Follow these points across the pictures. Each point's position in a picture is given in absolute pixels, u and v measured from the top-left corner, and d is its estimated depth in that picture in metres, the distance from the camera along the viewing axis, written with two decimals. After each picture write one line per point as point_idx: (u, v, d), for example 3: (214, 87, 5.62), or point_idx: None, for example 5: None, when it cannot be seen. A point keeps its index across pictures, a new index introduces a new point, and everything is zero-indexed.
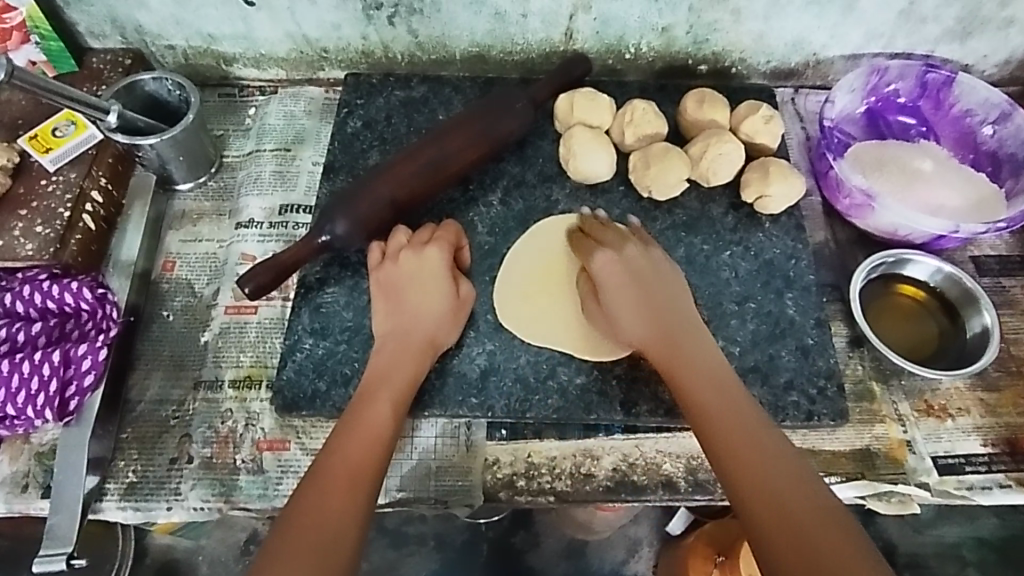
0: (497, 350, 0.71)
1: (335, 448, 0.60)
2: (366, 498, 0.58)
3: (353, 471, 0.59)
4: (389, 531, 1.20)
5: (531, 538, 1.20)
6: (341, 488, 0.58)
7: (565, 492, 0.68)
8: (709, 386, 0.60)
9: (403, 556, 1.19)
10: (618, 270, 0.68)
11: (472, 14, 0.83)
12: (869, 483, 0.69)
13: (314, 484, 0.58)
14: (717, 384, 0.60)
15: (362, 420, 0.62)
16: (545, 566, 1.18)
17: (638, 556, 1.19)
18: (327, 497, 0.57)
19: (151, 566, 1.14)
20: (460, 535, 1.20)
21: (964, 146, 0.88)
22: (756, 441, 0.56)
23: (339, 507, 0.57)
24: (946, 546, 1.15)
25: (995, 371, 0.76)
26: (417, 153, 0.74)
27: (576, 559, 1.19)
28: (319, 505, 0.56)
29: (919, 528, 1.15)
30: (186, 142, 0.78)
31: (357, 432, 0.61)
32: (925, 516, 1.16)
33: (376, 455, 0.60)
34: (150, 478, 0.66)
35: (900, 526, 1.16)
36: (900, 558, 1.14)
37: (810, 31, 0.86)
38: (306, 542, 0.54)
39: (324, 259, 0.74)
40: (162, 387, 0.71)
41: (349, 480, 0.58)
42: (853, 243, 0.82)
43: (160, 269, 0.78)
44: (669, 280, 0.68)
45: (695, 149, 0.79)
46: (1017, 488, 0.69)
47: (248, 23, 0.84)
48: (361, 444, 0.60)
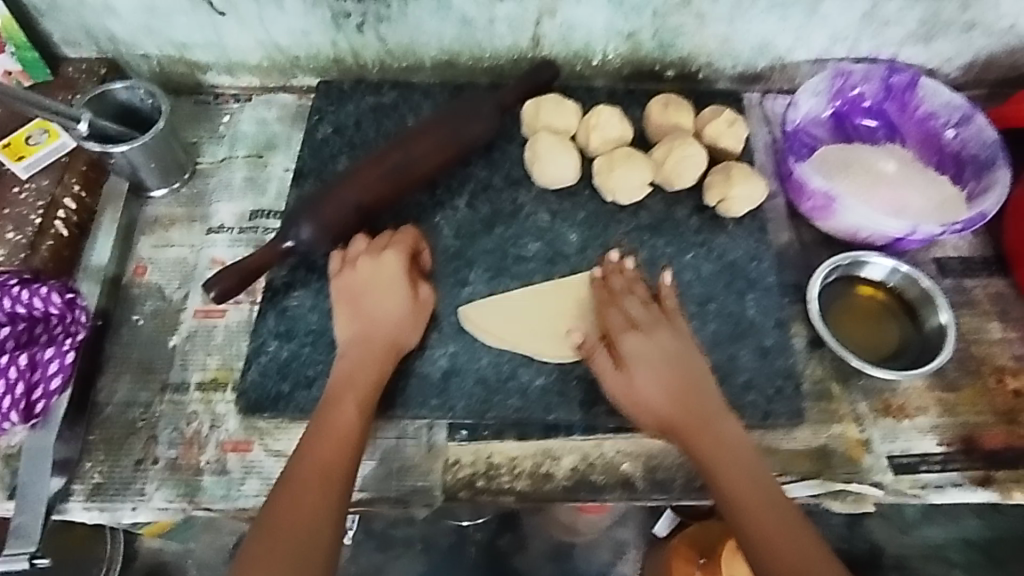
0: (460, 352, 0.72)
1: (305, 450, 0.62)
2: (339, 496, 0.60)
3: (320, 472, 0.61)
4: (376, 534, 1.21)
5: (517, 541, 1.21)
6: (313, 490, 0.60)
7: (526, 492, 0.69)
8: (754, 502, 0.60)
9: (390, 559, 1.20)
10: (660, 371, 0.65)
11: (439, 20, 0.84)
12: (824, 481, 0.69)
13: (290, 486, 0.60)
14: (763, 502, 0.60)
15: (327, 423, 0.63)
16: (531, 568, 1.19)
17: (624, 558, 1.20)
18: (299, 500, 0.59)
19: (140, 568, 1.16)
20: (447, 538, 1.21)
21: (929, 147, 0.89)
22: (760, 484, 0.61)
23: (314, 509, 0.59)
24: (932, 546, 1.15)
25: (954, 370, 0.77)
26: (382, 159, 0.75)
27: (563, 561, 1.20)
28: (293, 509, 0.59)
29: (905, 527, 1.17)
30: (157, 149, 0.79)
31: (325, 434, 0.63)
32: (910, 515, 1.17)
33: (344, 455, 0.62)
34: (115, 479, 0.67)
35: (885, 526, 1.17)
36: (888, 560, 1.15)
37: (774, 35, 0.87)
38: (283, 546, 0.57)
39: (291, 264, 0.76)
40: (130, 390, 0.72)
41: (321, 481, 0.60)
42: (817, 244, 0.83)
43: (132, 274, 0.79)
44: (697, 373, 0.66)
45: (658, 153, 0.81)
46: (971, 486, 0.70)
47: (219, 32, 0.85)
48: (329, 446, 0.62)
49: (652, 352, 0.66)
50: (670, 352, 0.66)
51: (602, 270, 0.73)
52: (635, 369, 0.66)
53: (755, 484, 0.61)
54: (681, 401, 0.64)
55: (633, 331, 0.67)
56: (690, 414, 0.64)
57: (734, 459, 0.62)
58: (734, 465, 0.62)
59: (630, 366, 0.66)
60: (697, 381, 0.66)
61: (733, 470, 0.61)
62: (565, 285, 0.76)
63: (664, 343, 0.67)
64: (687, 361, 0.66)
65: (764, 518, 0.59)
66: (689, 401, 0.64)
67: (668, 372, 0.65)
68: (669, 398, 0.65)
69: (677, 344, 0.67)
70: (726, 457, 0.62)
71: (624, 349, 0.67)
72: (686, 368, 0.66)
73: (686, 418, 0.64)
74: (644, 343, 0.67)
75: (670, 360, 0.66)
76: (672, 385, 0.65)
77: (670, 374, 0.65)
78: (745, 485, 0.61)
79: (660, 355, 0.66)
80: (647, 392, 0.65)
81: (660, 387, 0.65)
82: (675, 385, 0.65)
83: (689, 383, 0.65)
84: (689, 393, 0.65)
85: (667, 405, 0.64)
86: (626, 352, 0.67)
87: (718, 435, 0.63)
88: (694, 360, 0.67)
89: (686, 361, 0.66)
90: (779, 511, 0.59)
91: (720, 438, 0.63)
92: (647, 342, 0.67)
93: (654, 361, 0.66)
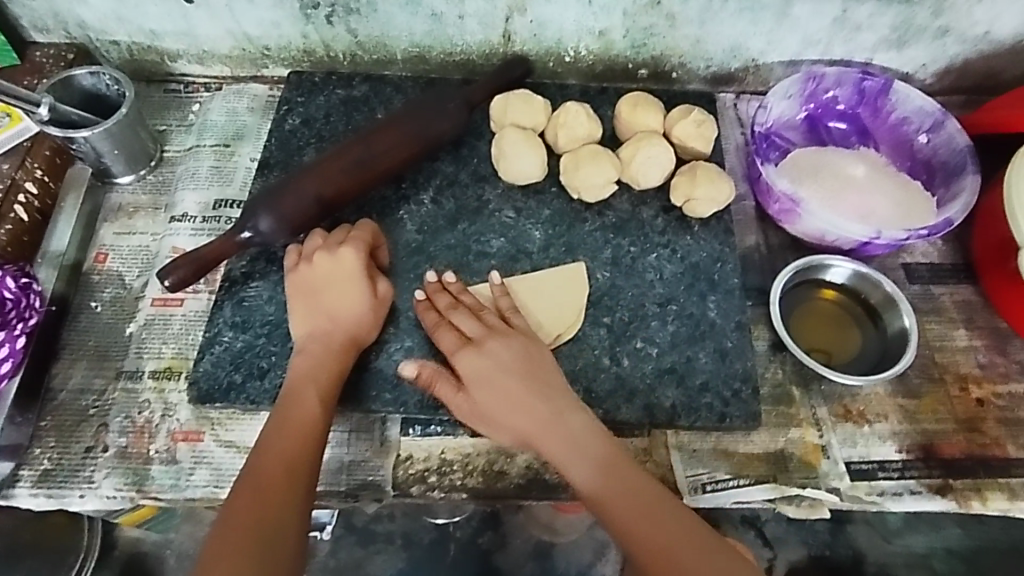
0: (415, 347, 0.71)
1: (266, 446, 0.61)
2: (303, 490, 0.60)
3: (284, 466, 0.60)
4: (357, 529, 1.19)
5: (499, 538, 1.18)
6: (278, 485, 0.59)
7: (478, 489, 0.69)
8: (623, 504, 0.59)
9: (370, 554, 1.17)
10: (501, 395, 0.64)
11: (408, 14, 0.83)
12: (779, 486, 0.69)
13: (252, 483, 0.59)
14: (633, 501, 0.59)
15: (288, 417, 0.63)
16: (511, 567, 1.16)
17: (605, 559, 1.17)
18: (262, 496, 0.58)
19: (118, 559, 1.12)
20: (428, 534, 1.18)
21: (901, 153, 0.89)
22: (630, 484, 0.60)
23: (277, 504, 0.58)
24: (916, 556, 1.11)
25: (917, 377, 0.76)
26: (345, 152, 0.74)
27: (543, 561, 1.16)
28: (258, 508, 0.57)
29: (888, 536, 1.12)
30: (122, 135, 0.78)
31: (286, 428, 0.62)
32: (893, 524, 1.13)
33: (308, 448, 0.61)
34: (64, 466, 0.67)
35: (869, 534, 1.12)
36: (870, 567, 1.09)
37: (746, 37, 0.86)
38: (248, 546, 0.55)
39: (251, 254, 0.75)
40: (85, 377, 0.71)
41: (285, 476, 0.59)
42: (785, 247, 0.83)
43: (92, 261, 0.79)
44: (540, 380, 0.64)
45: (625, 152, 0.80)
46: (927, 494, 0.70)
47: (188, 20, 0.84)
48: (292, 440, 0.61)
49: (489, 365, 0.64)
50: (505, 362, 0.64)
51: (433, 281, 0.71)
52: (478, 390, 0.64)
53: (623, 491, 0.60)
54: (525, 421, 0.63)
55: (467, 346, 0.66)
56: (533, 435, 0.63)
57: (596, 472, 0.61)
58: (598, 470, 0.61)
59: (472, 387, 0.65)
60: (537, 389, 0.64)
61: (597, 485, 0.60)
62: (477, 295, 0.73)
63: (497, 355, 0.65)
64: (521, 371, 0.64)
65: (635, 529, 0.58)
66: (530, 419, 0.63)
67: (505, 392, 0.64)
68: (517, 415, 0.63)
69: (514, 353, 0.65)
70: (585, 464, 0.61)
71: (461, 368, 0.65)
72: (529, 375, 0.64)
73: (541, 432, 0.62)
74: (484, 356, 0.65)
75: (504, 377, 0.64)
76: (519, 400, 0.63)
77: (513, 387, 0.64)
78: (613, 488, 0.60)
79: (501, 369, 0.64)
80: (501, 414, 0.64)
81: (501, 412, 0.64)
82: (525, 399, 0.63)
83: (531, 391, 0.63)
84: (529, 409, 0.63)
85: (520, 422, 0.63)
86: (465, 371, 0.65)
87: (577, 442, 0.62)
88: (540, 368, 0.65)
89: (528, 369, 0.64)
90: (648, 506, 0.59)
91: (579, 445, 0.62)
92: (476, 359, 0.65)
93: (486, 383, 0.64)
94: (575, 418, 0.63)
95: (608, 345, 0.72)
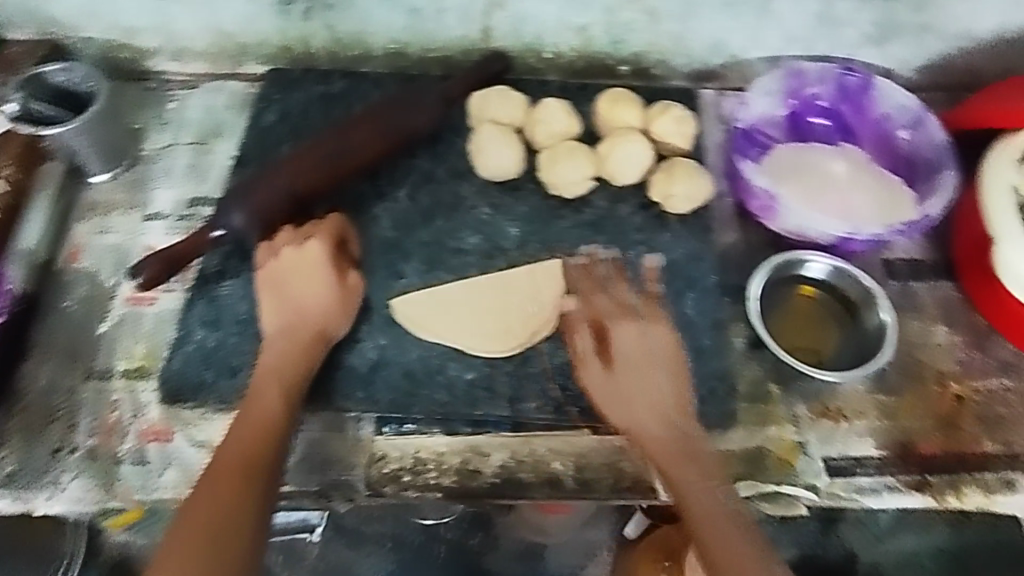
0: (389, 345, 0.70)
1: (225, 442, 0.61)
2: (264, 487, 0.59)
3: (242, 462, 0.59)
4: (346, 531, 1.17)
5: (489, 540, 1.16)
6: (234, 481, 0.58)
7: (452, 488, 0.68)
8: (704, 501, 0.61)
9: (359, 555, 1.15)
10: (645, 366, 0.66)
11: (388, 10, 0.84)
12: (755, 483, 0.68)
13: (209, 480, 0.58)
14: (716, 500, 0.61)
15: (248, 414, 0.62)
16: (501, 568, 1.15)
17: (595, 560, 1.14)
18: (218, 493, 0.57)
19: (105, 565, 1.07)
20: (417, 536, 1.16)
21: (883, 150, 0.87)
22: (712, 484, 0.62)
23: (233, 500, 0.57)
24: (906, 555, 1.07)
25: (895, 374, 0.75)
26: (318, 147, 0.74)
27: (532, 562, 1.15)
28: (214, 503, 0.57)
29: (880, 535, 1.06)
30: (93, 130, 0.77)
31: (246, 424, 0.62)
32: (884, 522, 1.07)
33: (268, 444, 0.61)
34: (31, 467, 0.66)
35: (859, 533, 1.07)
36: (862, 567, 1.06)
37: (726, 32, 0.86)
38: (202, 542, 0.55)
39: (224, 252, 0.75)
40: (54, 376, 0.71)
41: (244, 471, 0.59)
42: (765, 244, 0.82)
43: (65, 258, 0.78)
44: (676, 375, 0.67)
45: (602, 148, 0.80)
46: (904, 492, 0.69)
47: (167, 14, 0.84)
48: (251, 436, 0.61)
49: (639, 353, 0.67)
50: (655, 354, 0.67)
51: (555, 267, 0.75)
52: (623, 369, 0.66)
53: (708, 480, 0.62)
54: (635, 394, 0.65)
55: (633, 323, 0.68)
56: (656, 405, 0.65)
57: (689, 455, 0.63)
58: (693, 463, 0.63)
59: (616, 365, 0.67)
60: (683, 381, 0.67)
61: (685, 464, 0.62)
62: (470, 286, 0.74)
63: (649, 346, 0.67)
64: (658, 359, 0.67)
65: (708, 513, 0.60)
66: (656, 396, 0.66)
67: (648, 367, 0.66)
68: (631, 398, 0.65)
69: (667, 349, 0.68)
70: (679, 457, 0.63)
71: (614, 346, 0.67)
72: (669, 369, 0.67)
73: (654, 417, 0.65)
74: (636, 344, 0.67)
75: (645, 358, 0.67)
76: (652, 385, 0.66)
77: (648, 373, 0.66)
78: (702, 484, 0.62)
79: (646, 357, 0.67)
80: (625, 393, 0.66)
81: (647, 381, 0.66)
82: (659, 385, 0.66)
83: (656, 383, 0.66)
84: (658, 388, 0.66)
85: (650, 405, 0.65)
86: (619, 351, 0.67)
87: (681, 434, 0.64)
88: (678, 366, 0.67)
89: (666, 363, 0.67)
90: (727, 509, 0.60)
91: (683, 438, 0.64)
92: (643, 338, 0.68)
93: (623, 356, 0.67)
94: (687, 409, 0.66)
95: None
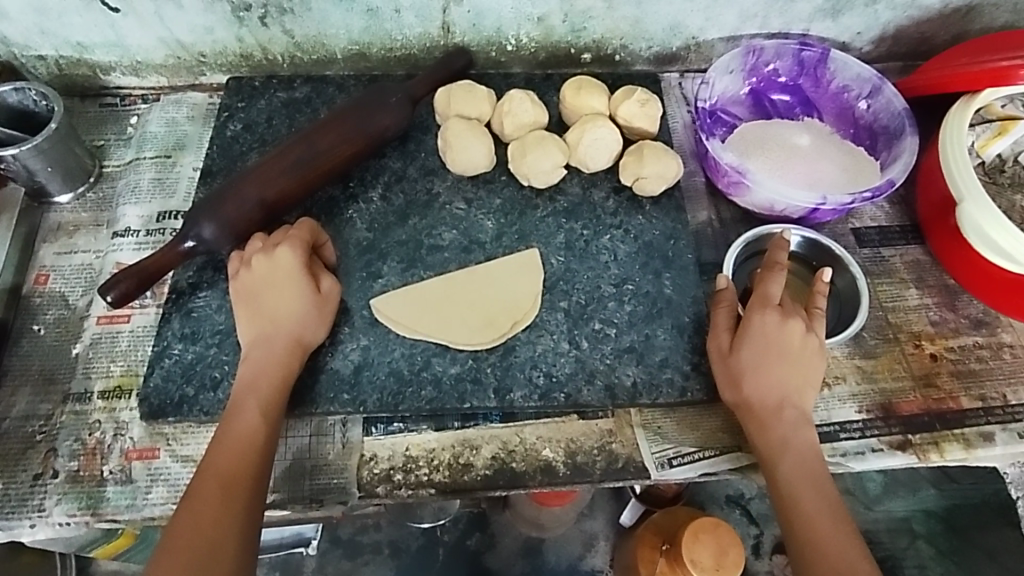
0: (372, 345, 0.70)
1: (208, 461, 0.60)
2: (244, 510, 0.58)
3: (224, 482, 0.59)
4: (342, 542, 1.16)
5: (488, 539, 1.16)
6: (216, 502, 0.58)
7: (445, 483, 0.68)
8: (799, 484, 0.63)
9: (358, 566, 1.14)
10: (764, 359, 0.65)
11: (343, 11, 0.82)
12: (744, 455, 0.69)
13: (190, 500, 0.58)
14: (810, 485, 0.63)
15: (229, 430, 0.61)
16: (502, 567, 1.14)
17: (594, 550, 1.14)
18: (200, 513, 0.57)
19: None
20: (416, 541, 1.16)
21: (844, 121, 0.89)
22: (808, 466, 0.63)
23: (215, 521, 0.57)
24: (897, 520, 1.10)
25: (872, 338, 0.77)
26: (285, 153, 0.73)
27: (534, 557, 1.14)
28: (194, 527, 0.56)
29: (869, 503, 1.10)
30: (52, 151, 0.76)
31: (226, 442, 0.60)
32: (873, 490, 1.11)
33: (249, 462, 0.60)
34: (12, 496, 0.64)
35: (851, 503, 1.10)
36: None
37: (684, 15, 0.87)
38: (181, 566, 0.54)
39: (197, 264, 0.74)
40: (30, 402, 0.69)
41: (225, 495, 0.58)
42: (737, 220, 0.83)
43: (31, 283, 0.76)
44: (802, 358, 0.66)
45: (571, 136, 0.80)
46: (888, 452, 0.71)
47: (116, 30, 0.82)
48: (232, 454, 0.60)
49: (775, 335, 0.66)
50: (796, 337, 0.66)
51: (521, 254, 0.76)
52: (752, 352, 0.66)
53: (813, 471, 0.63)
54: (770, 382, 0.65)
55: (775, 311, 0.67)
56: (758, 399, 0.65)
57: (790, 449, 0.64)
58: (788, 447, 0.64)
59: (749, 347, 0.66)
60: (812, 368, 0.67)
61: (788, 459, 0.63)
62: (446, 281, 0.74)
63: (795, 330, 0.67)
64: (812, 352, 0.67)
65: (810, 509, 0.61)
66: (785, 386, 0.65)
67: (775, 359, 0.65)
68: (760, 380, 0.65)
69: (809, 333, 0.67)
70: (779, 439, 0.64)
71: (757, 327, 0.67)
72: (805, 352, 0.67)
73: (752, 397, 0.65)
74: (779, 325, 0.67)
75: (801, 352, 0.66)
76: (771, 368, 0.65)
77: (766, 355, 0.66)
78: (797, 468, 0.63)
79: (792, 340, 0.66)
80: (745, 373, 0.66)
81: (768, 374, 0.65)
82: (765, 366, 0.65)
83: (801, 366, 0.66)
84: (792, 378, 0.66)
85: (748, 386, 0.65)
86: (755, 332, 0.66)
87: (776, 416, 0.65)
88: (804, 347, 0.67)
89: (807, 347, 0.67)
90: (820, 493, 0.62)
91: (780, 421, 0.65)
92: (784, 330, 0.66)
93: (771, 350, 0.66)
94: (809, 388, 0.66)
95: (566, 328, 0.72)
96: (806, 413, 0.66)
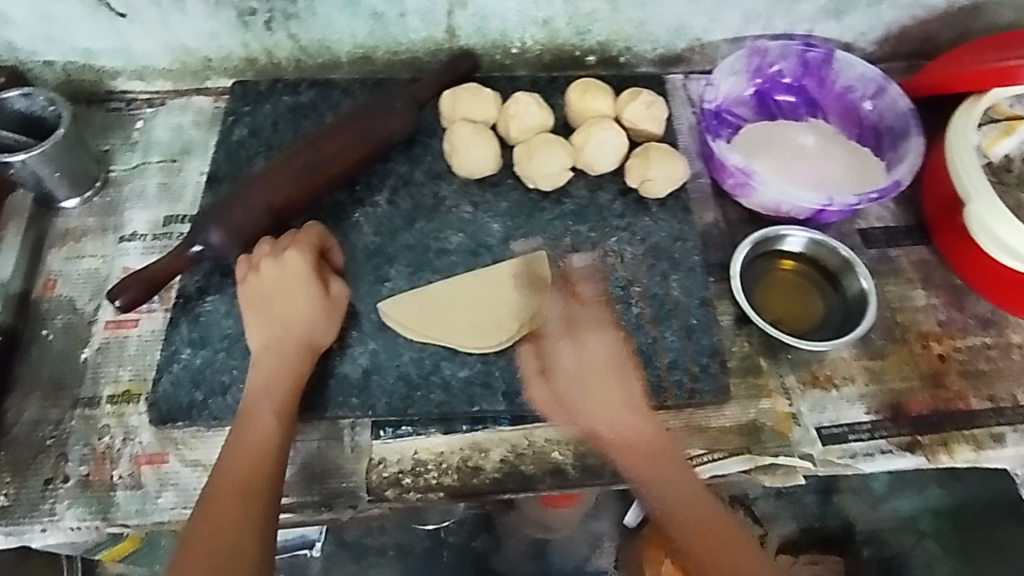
0: (380, 349, 0.70)
1: (222, 469, 0.60)
2: (263, 517, 0.58)
3: (240, 489, 0.59)
4: (348, 545, 1.16)
5: (494, 541, 1.15)
6: (234, 508, 0.58)
7: (454, 487, 0.68)
8: (676, 504, 0.62)
9: (364, 569, 1.14)
10: (579, 383, 0.65)
11: (349, 15, 0.83)
12: (753, 457, 0.69)
13: (208, 509, 0.58)
14: (688, 504, 0.62)
15: (244, 437, 0.61)
16: (508, 569, 1.14)
17: (600, 551, 1.14)
18: (219, 521, 0.57)
19: None
20: (421, 543, 1.15)
21: (849, 121, 0.89)
22: (682, 486, 0.63)
23: (234, 528, 0.57)
24: (902, 518, 1.09)
25: (880, 338, 0.77)
26: (293, 158, 0.73)
27: (540, 559, 1.14)
28: (212, 536, 0.56)
29: (874, 502, 1.10)
30: (60, 157, 0.76)
31: (241, 448, 0.61)
32: (878, 489, 1.11)
33: (264, 468, 0.60)
34: (23, 501, 0.65)
35: (857, 502, 1.10)
36: (861, 535, 1.09)
37: (688, 16, 0.87)
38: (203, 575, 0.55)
39: (205, 269, 0.74)
40: (40, 408, 0.69)
41: (242, 502, 0.58)
42: (743, 221, 0.83)
43: (40, 288, 0.76)
44: (619, 375, 0.66)
45: (577, 138, 0.80)
46: (897, 452, 0.71)
47: (123, 36, 0.83)
48: (247, 461, 0.60)
49: (594, 358, 0.66)
50: (608, 356, 0.67)
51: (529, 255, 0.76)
52: (568, 380, 0.66)
53: (683, 490, 0.63)
54: (595, 404, 0.65)
55: (571, 337, 0.68)
56: (607, 423, 0.65)
57: (665, 470, 0.63)
58: (661, 471, 0.63)
59: (569, 376, 0.66)
60: (630, 381, 0.67)
61: (659, 482, 0.63)
62: (453, 283, 0.74)
63: (594, 349, 0.67)
64: (620, 361, 0.67)
65: (686, 525, 0.62)
66: (604, 408, 0.65)
67: (593, 381, 0.65)
68: (589, 405, 0.65)
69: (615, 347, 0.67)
70: (646, 462, 0.63)
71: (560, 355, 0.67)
72: (619, 370, 0.66)
73: (610, 422, 0.65)
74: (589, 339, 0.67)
75: (611, 366, 0.66)
76: (602, 391, 0.65)
77: (584, 377, 0.65)
78: (676, 489, 0.63)
79: (604, 362, 0.66)
80: (572, 402, 0.65)
81: (591, 395, 0.65)
82: (602, 390, 0.65)
83: (617, 383, 0.66)
84: (609, 397, 0.65)
85: (600, 412, 0.65)
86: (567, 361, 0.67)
87: (645, 439, 0.64)
88: (616, 361, 0.67)
89: (620, 362, 0.67)
90: (700, 511, 0.62)
91: (650, 445, 0.64)
92: (581, 353, 0.67)
93: (584, 374, 0.65)
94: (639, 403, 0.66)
95: None
96: (655, 433, 0.65)
